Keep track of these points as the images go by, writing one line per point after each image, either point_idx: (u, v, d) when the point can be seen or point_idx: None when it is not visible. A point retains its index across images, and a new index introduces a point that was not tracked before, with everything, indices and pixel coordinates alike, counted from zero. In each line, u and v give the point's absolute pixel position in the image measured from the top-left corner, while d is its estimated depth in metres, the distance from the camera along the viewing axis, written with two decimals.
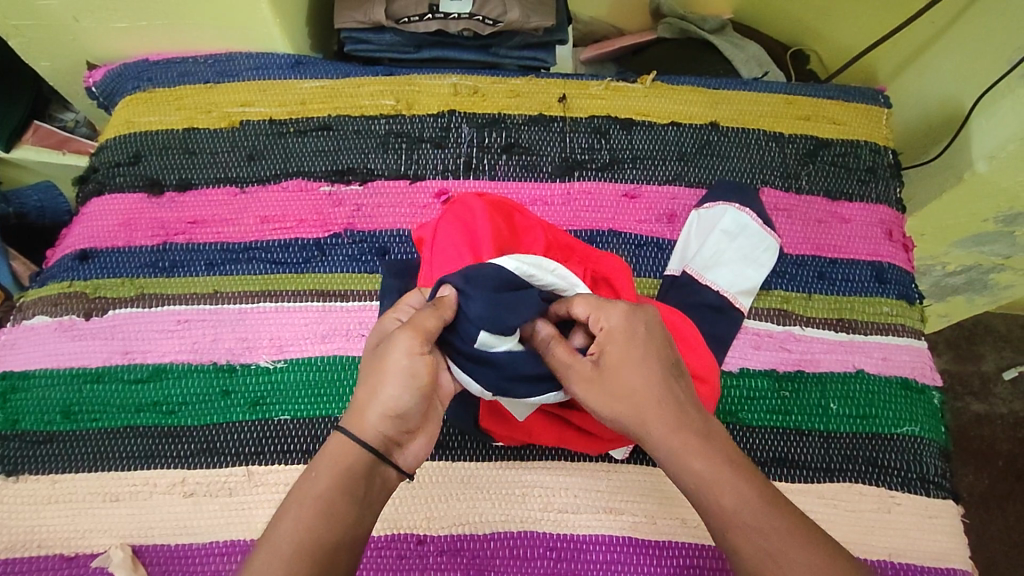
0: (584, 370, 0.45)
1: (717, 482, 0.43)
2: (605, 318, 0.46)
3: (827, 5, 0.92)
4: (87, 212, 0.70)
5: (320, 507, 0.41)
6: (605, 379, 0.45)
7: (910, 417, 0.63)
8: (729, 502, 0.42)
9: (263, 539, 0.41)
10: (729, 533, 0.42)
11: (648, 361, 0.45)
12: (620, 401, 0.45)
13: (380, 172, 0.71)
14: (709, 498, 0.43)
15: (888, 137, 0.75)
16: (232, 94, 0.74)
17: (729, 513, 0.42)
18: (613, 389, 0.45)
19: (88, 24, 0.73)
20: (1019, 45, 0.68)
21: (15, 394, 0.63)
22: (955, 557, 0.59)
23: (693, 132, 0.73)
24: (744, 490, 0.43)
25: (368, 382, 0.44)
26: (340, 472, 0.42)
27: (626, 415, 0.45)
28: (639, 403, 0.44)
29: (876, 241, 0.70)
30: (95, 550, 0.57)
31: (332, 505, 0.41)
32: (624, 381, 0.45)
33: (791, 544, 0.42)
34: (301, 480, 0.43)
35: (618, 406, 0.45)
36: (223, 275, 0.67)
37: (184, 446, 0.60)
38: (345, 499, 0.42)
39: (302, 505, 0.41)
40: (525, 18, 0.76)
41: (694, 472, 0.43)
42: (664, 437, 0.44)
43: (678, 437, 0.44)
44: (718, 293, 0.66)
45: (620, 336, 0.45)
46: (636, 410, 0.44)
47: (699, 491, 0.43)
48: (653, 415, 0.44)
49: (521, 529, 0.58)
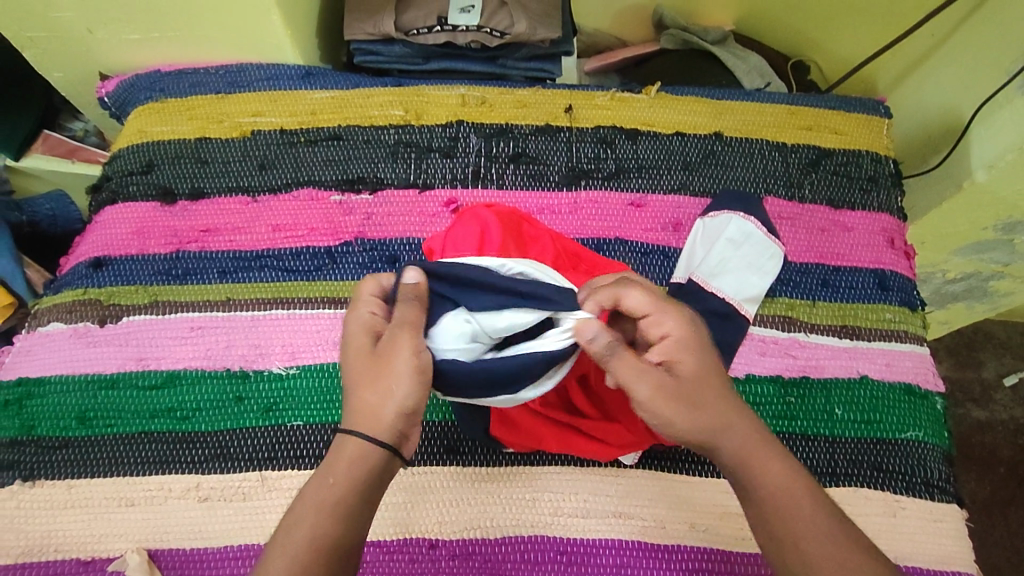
0: (662, 380, 0.44)
1: (790, 488, 0.45)
2: (664, 325, 0.46)
3: (828, 16, 0.93)
4: (101, 220, 0.71)
5: (332, 511, 0.42)
6: (681, 389, 0.45)
7: (913, 422, 0.64)
8: (797, 506, 0.44)
9: (277, 541, 0.42)
10: (799, 539, 0.43)
11: (714, 370, 0.47)
12: (699, 411, 0.45)
13: (390, 181, 0.72)
14: (783, 503, 0.44)
15: (889, 147, 0.76)
16: (243, 104, 0.75)
17: (799, 516, 0.44)
18: (691, 399, 0.45)
19: (102, 36, 0.74)
20: (1016, 57, 0.70)
21: (30, 401, 0.63)
22: (960, 560, 0.60)
23: (697, 142, 0.75)
24: (803, 500, 0.44)
25: (375, 384, 0.43)
26: (352, 475, 0.43)
27: (704, 426, 0.45)
28: (711, 414, 0.45)
29: (878, 249, 0.71)
30: (111, 554, 0.58)
31: (344, 509, 0.42)
32: (699, 390, 0.46)
33: (849, 550, 0.43)
34: (315, 483, 0.43)
35: (696, 417, 0.45)
36: (236, 283, 0.68)
37: (198, 451, 0.61)
38: (357, 502, 0.43)
39: (319, 513, 0.42)
40: (531, 30, 0.78)
41: (768, 476, 0.45)
42: (740, 446, 0.46)
43: (751, 446, 0.46)
44: (724, 301, 0.66)
45: (687, 344, 0.46)
46: (711, 421, 0.45)
47: (772, 497, 0.45)
48: (731, 424, 0.46)
49: (531, 533, 0.59)
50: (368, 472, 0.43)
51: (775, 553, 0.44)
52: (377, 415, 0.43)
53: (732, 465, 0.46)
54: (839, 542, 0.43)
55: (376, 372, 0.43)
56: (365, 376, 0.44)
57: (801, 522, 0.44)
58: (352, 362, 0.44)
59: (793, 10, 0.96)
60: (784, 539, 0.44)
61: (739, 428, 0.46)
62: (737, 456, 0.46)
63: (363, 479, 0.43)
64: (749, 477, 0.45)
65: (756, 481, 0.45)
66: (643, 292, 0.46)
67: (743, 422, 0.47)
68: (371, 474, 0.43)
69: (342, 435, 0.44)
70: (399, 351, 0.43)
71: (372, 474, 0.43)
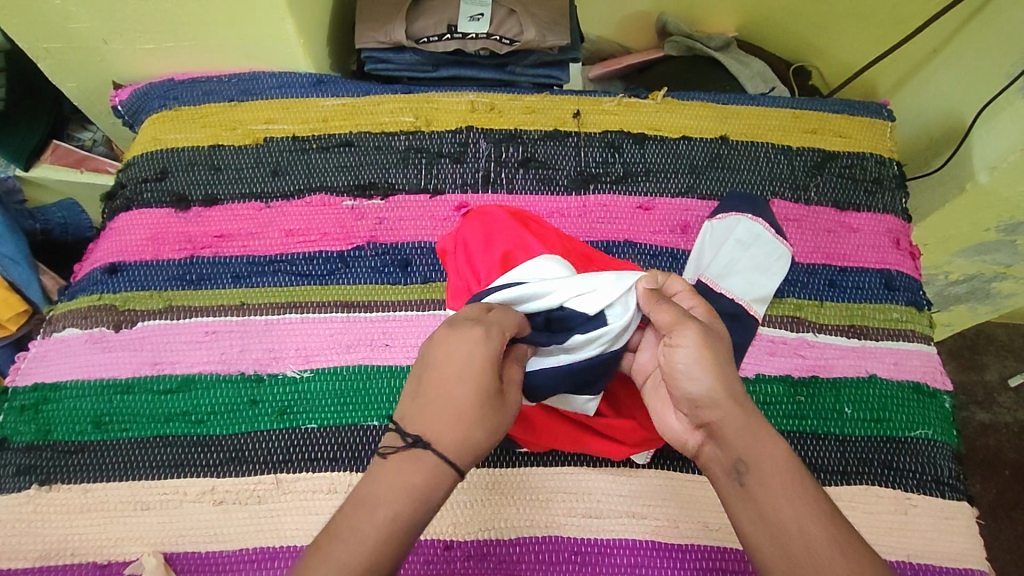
0: (707, 328, 0.47)
1: (784, 470, 0.43)
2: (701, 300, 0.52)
3: (830, 21, 0.95)
4: (115, 226, 0.72)
5: (396, 533, 0.38)
6: (721, 343, 0.47)
7: (922, 421, 0.65)
8: (791, 491, 0.42)
9: (335, 525, 0.39)
10: (800, 519, 0.40)
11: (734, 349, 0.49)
12: (728, 369, 0.46)
13: (401, 187, 0.73)
14: (774, 481, 0.42)
15: (892, 149, 0.78)
16: (256, 111, 0.76)
17: (797, 497, 0.41)
18: (724, 358, 0.47)
19: (116, 46, 0.75)
20: (1015, 61, 0.71)
21: (46, 405, 0.64)
22: (973, 558, 0.60)
23: (704, 146, 0.76)
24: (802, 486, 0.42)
25: (485, 412, 0.42)
26: (421, 480, 0.40)
27: (727, 386, 0.46)
28: (730, 382, 0.46)
29: (885, 249, 0.72)
30: (127, 558, 0.59)
31: (405, 536, 0.39)
32: (730, 355, 0.48)
33: (855, 537, 0.40)
34: (391, 478, 0.40)
35: (723, 375, 0.46)
36: (250, 287, 0.68)
37: (214, 455, 0.62)
38: (416, 532, 0.39)
39: (378, 513, 0.38)
40: (540, 37, 0.79)
41: (765, 456, 0.43)
42: (748, 422, 0.45)
43: (755, 424, 0.45)
44: (735, 301, 0.66)
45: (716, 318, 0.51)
46: (731, 384, 0.46)
47: (767, 475, 0.43)
48: (745, 398, 0.46)
49: (545, 534, 0.59)
50: (436, 502, 0.40)
51: (770, 538, 0.41)
52: (473, 442, 0.42)
53: (733, 442, 0.44)
54: (840, 527, 0.40)
55: (491, 396, 0.43)
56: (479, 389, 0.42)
57: (797, 503, 0.41)
58: (479, 363, 0.43)
59: (794, 16, 0.97)
60: (779, 518, 0.41)
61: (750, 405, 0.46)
62: (737, 432, 0.44)
63: (431, 507, 0.40)
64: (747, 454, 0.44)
65: (755, 458, 0.43)
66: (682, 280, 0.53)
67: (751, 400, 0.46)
68: (438, 503, 0.40)
69: (464, 426, 0.41)
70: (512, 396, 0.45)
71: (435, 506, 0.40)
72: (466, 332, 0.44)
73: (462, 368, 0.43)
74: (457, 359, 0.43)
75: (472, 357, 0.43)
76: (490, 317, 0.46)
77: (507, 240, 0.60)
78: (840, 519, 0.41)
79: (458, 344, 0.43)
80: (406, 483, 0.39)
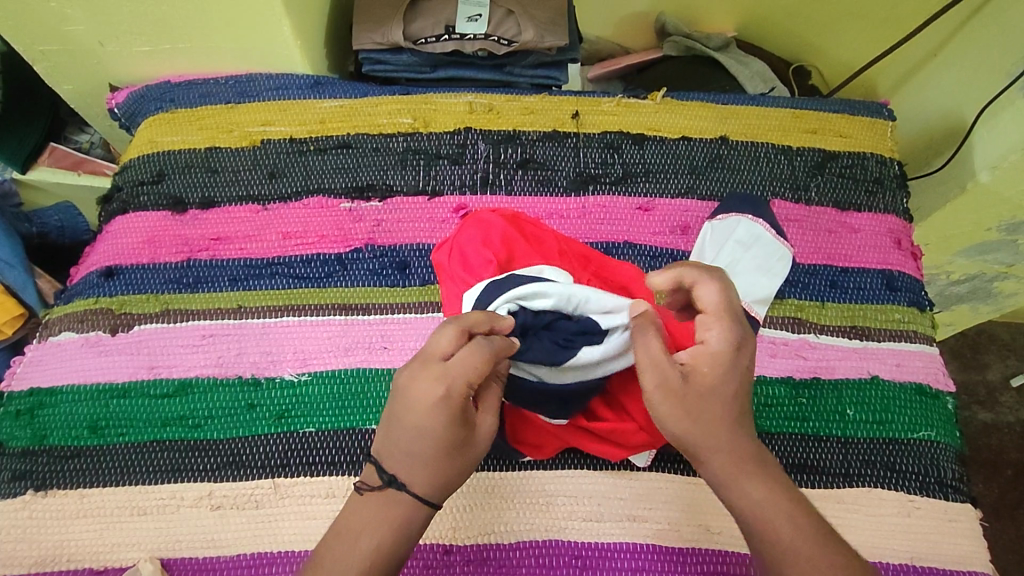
0: (672, 377, 0.44)
1: (768, 511, 0.43)
2: (720, 331, 0.45)
3: (830, 21, 0.94)
4: (111, 230, 0.72)
5: (379, 565, 0.42)
6: (688, 395, 0.44)
7: (925, 422, 0.64)
8: (788, 532, 0.43)
9: (323, 554, 0.43)
10: (783, 558, 0.42)
11: (728, 391, 0.45)
12: (697, 421, 0.44)
13: (399, 189, 0.72)
14: (760, 524, 0.43)
15: (893, 149, 0.77)
16: (253, 113, 0.76)
17: (782, 539, 0.43)
18: (694, 410, 0.44)
19: (112, 48, 0.74)
20: (1016, 61, 0.70)
21: (42, 410, 0.63)
22: (976, 561, 0.60)
23: (704, 147, 0.75)
24: (790, 522, 0.43)
25: (456, 457, 0.44)
26: (397, 517, 0.43)
27: (692, 436, 0.44)
28: (699, 430, 0.44)
29: (886, 250, 0.72)
30: (122, 564, 0.58)
31: (387, 564, 0.43)
32: (707, 403, 0.44)
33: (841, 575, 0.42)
34: (371, 513, 0.43)
35: (687, 428, 0.44)
36: (247, 290, 0.68)
37: (210, 459, 0.61)
38: (401, 558, 0.44)
39: (360, 545, 0.42)
40: (538, 38, 0.79)
41: (749, 501, 0.44)
42: (725, 466, 0.44)
43: (732, 468, 0.44)
44: (737, 301, 0.64)
45: (719, 359, 0.45)
46: (702, 436, 0.44)
47: (755, 519, 0.43)
48: (721, 446, 0.44)
49: (545, 538, 0.59)
50: (414, 532, 0.44)
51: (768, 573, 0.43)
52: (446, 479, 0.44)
53: (714, 479, 0.45)
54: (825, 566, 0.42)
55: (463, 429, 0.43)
56: (451, 427, 0.43)
57: (796, 546, 0.42)
58: (443, 417, 0.42)
59: (794, 16, 0.97)
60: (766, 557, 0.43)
61: (726, 449, 0.44)
62: (717, 476, 0.44)
63: (413, 537, 0.44)
64: (730, 495, 0.44)
65: (739, 503, 0.44)
66: (717, 297, 0.46)
67: (732, 439, 0.44)
68: (420, 529, 0.44)
69: (441, 465, 0.43)
70: (482, 427, 0.45)
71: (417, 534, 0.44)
72: (429, 387, 0.42)
73: (427, 423, 0.42)
74: (429, 405, 0.42)
75: (435, 412, 0.42)
76: (455, 364, 0.43)
77: (501, 246, 0.58)
78: (835, 541, 0.43)
79: (421, 396, 0.42)
80: (384, 518, 0.43)
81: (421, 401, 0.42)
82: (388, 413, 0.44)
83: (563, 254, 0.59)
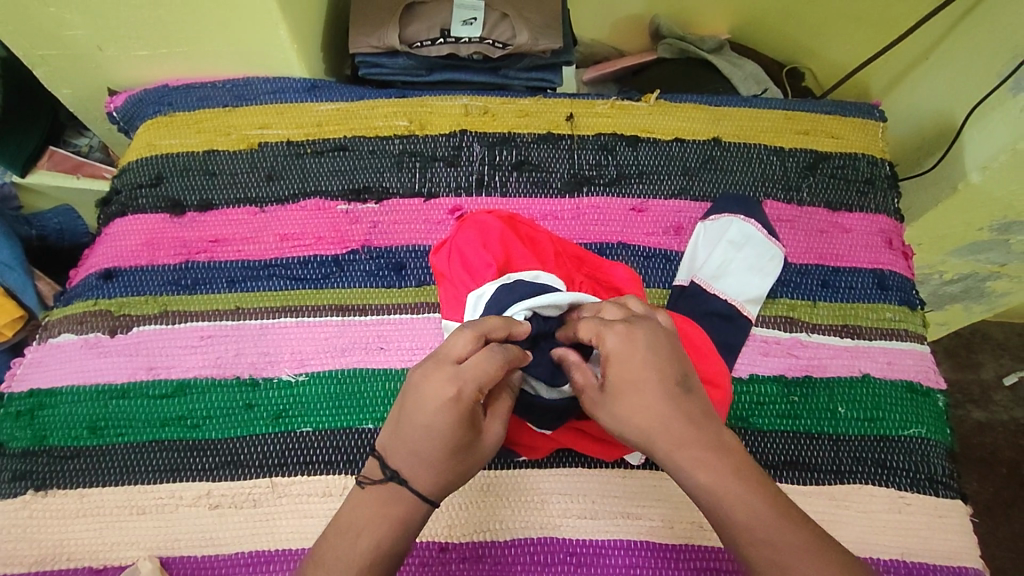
0: (592, 393, 0.48)
1: (723, 493, 0.44)
2: (612, 334, 0.46)
3: (823, 23, 0.95)
4: (110, 232, 0.72)
5: (379, 562, 0.43)
6: (608, 402, 0.46)
7: (916, 419, 0.65)
8: (742, 514, 0.43)
9: (325, 551, 0.44)
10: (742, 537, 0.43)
11: (641, 383, 0.45)
12: (627, 421, 0.46)
13: (395, 190, 0.73)
14: (715, 507, 0.44)
15: (885, 150, 0.78)
16: (250, 117, 0.76)
17: (739, 520, 0.43)
18: (621, 413, 0.46)
19: (111, 52, 0.75)
20: (1006, 62, 0.71)
21: (42, 411, 0.64)
22: (966, 556, 0.60)
23: (697, 148, 0.76)
24: (747, 502, 0.44)
25: (461, 458, 0.45)
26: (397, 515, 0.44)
27: (625, 432, 0.46)
28: (634, 428, 0.46)
29: (878, 249, 0.72)
30: (122, 563, 0.59)
31: (386, 561, 0.44)
32: (626, 398, 0.46)
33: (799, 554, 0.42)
34: (373, 510, 0.44)
35: (618, 426, 0.46)
36: (245, 291, 0.69)
37: (208, 459, 0.62)
38: (398, 557, 0.44)
39: (362, 542, 0.43)
40: (533, 41, 0.80)
41: (706, 488, 0.44)
42: (672, 454, 0.45)
43: (679, 453, 0.45)
44: (727, 301, 0.67)
45: (621, 359, 0.46)
46: (638, 432, 0.45)
47: (712, 502, 0.44)
48: (655, 434, 0.45)
49: (540, 535, 0.59)
50: (414, 529, 0.45)
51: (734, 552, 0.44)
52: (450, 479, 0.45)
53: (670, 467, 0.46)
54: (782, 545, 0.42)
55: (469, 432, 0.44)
56: (457, 429, 0.43)
57: (753, 526, 0.43)
58: (450, 419, 0.43)
59: (787, 19, 0.97)
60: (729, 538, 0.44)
61: (669, 439, 0.45)
62: (670, 463, 0.45)
63: (413, 533, 0.45)
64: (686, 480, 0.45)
65: (695, 488, 0.45)
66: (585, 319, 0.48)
67: (673, 427, 0.45)
68: (418, 528, 0.45)
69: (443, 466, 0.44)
70: (489, 435, 0.46)
71: (415, 531, 0.45)
72: (440, 388, 0.43)
73: (433, 422, 0.43)
74: (436, 405, 0.43)
75: (442, 413, 0.43)
76: (466, 367, 0.43)
77: (498, 250, 0.59)
78: (796, 522, 0.44)
79: (432, 397, 0.43)
80: (384, 515, 0.44)
81: (428, 401, 0.43)
82: (397, 411, 0.45)
83: (560, 256, 0.61)
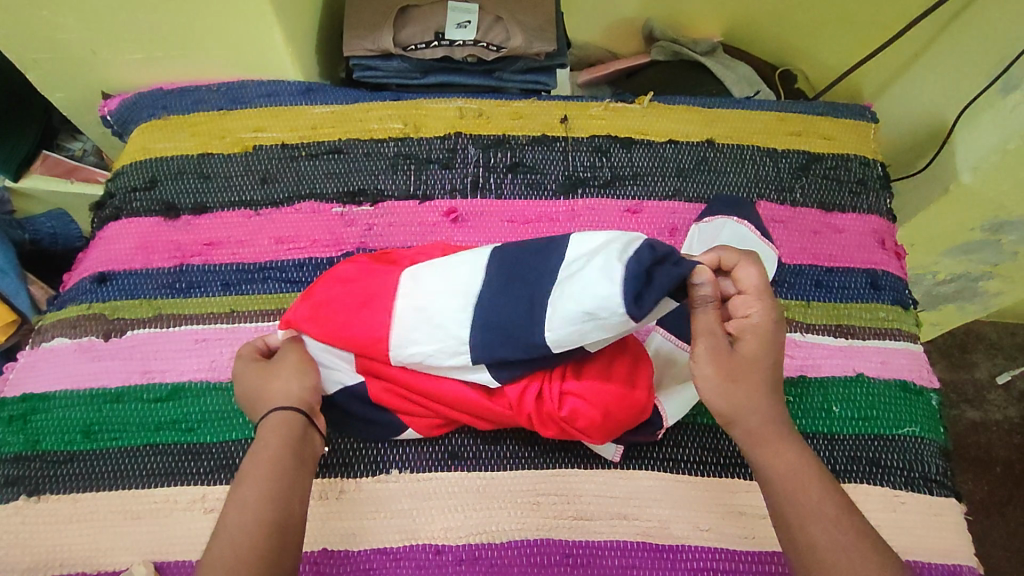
0: (722, 347, 0.50)
1: (798, 478, 0.48)
2: (768, 307, 0.51)
3: (814, 26, 0.96)
4: (105, 236, 0.72)
5: (274, 467, 0.48)
6: (735, 361, 0.50)
7: (910, 419, 0.65)
8: (816, 494, 0.47)
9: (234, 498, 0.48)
10: (807, 519, 0.46)
11: (767, 361, 0.51)
12: (740, 387, 0.50)
13: (390, 193, 0.73)
14: (789, 486, 0.48)
15: (877, 151, 0.79)
16: (245, 120, 0.76)
17: (808, 504, 0.47)
18: (733, 376, 0.50)
19: (104, 56, 0.75)
20: (996, 63, 0.72)
21: (34, 416, 0.64)
22: (962, 554, 0.61)
23: (691, 150, 0.76)
24: (817, 492, 0.47)
25: (264, 381, 0.55)
26: (280, 436, 0.51)
27: (728, 399, 0.50)
28: (739, 394, 0.50)
29: (870, 249, 0.73)
30: (116, 567, 0.58)
31: (282, 472, 0.49)
32: (750, 371, 0.50)
33: (859, 542, 0.45)
34: (256, 446, 0.50)
35: (727, 392, 0.50)
36: (239, 294, 0.69)
37: (203, 463, 0.62)
38: (296, 468, 0.50)
39: (258, 466, 0.48)
40: (527, 44, 0.80)
41: (779, 468, 0.49)
42: (758, 429, 0.50)
43: (767, 431, 0.50)
44: None
45: (762, 333, 0.50)
46: (743, 400, 0.50)
47: (782, 483, 0.48)
48: (756, 408, 0.50)
49: (538, 537, 0.59)
50: (295, 444, 0.51)
51: (783, 536, 0.47)
52: (281, 392, 0.54)
53: (746, 442, 0.50)
54: (848, 534, 0.45)
55: (281, 364, 0.56)
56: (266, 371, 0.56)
57: (810, 511, 0.46)
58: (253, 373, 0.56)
59: (779, 22, 0.98)
60: (789, 516, 0.47)
61: (762, 415, 0.50)
62: (750, 437, 0.50)
63: (294, 444, 0.51)
64: (759, 457, 0.49)
65: (770, 467, 0.49)
66: (759, 273, 0.51)
67: (767, 408, 0.50)
68: (299, 441, 0.51)
69: (278, 388, 0.54)
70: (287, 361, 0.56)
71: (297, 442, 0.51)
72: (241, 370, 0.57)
73: (248, 381, 0.56)
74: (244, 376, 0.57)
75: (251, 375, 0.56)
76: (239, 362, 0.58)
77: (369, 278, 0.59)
78: (856, 515, 0.47)
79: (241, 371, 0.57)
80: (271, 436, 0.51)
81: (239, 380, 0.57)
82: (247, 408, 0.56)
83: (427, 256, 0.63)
